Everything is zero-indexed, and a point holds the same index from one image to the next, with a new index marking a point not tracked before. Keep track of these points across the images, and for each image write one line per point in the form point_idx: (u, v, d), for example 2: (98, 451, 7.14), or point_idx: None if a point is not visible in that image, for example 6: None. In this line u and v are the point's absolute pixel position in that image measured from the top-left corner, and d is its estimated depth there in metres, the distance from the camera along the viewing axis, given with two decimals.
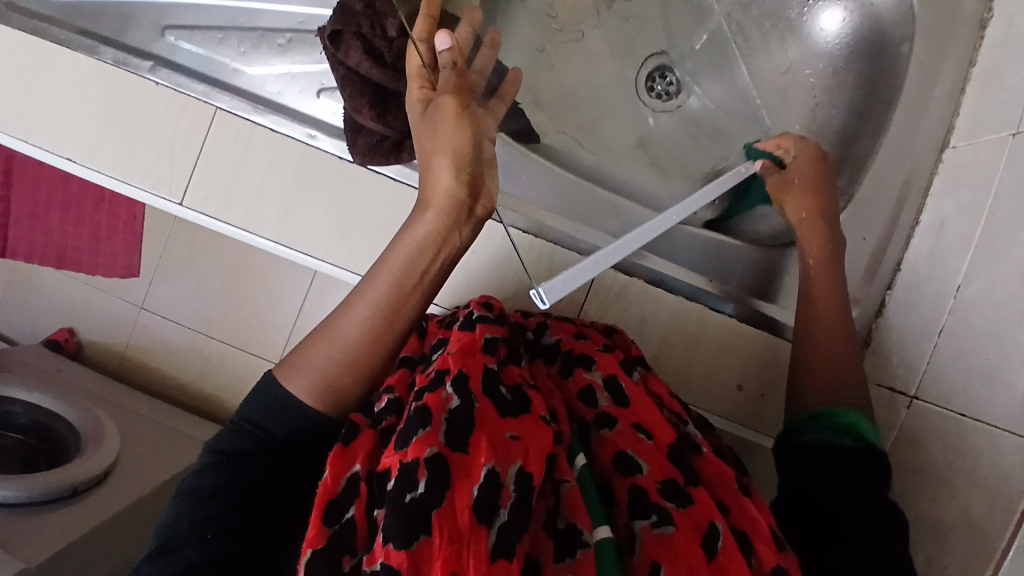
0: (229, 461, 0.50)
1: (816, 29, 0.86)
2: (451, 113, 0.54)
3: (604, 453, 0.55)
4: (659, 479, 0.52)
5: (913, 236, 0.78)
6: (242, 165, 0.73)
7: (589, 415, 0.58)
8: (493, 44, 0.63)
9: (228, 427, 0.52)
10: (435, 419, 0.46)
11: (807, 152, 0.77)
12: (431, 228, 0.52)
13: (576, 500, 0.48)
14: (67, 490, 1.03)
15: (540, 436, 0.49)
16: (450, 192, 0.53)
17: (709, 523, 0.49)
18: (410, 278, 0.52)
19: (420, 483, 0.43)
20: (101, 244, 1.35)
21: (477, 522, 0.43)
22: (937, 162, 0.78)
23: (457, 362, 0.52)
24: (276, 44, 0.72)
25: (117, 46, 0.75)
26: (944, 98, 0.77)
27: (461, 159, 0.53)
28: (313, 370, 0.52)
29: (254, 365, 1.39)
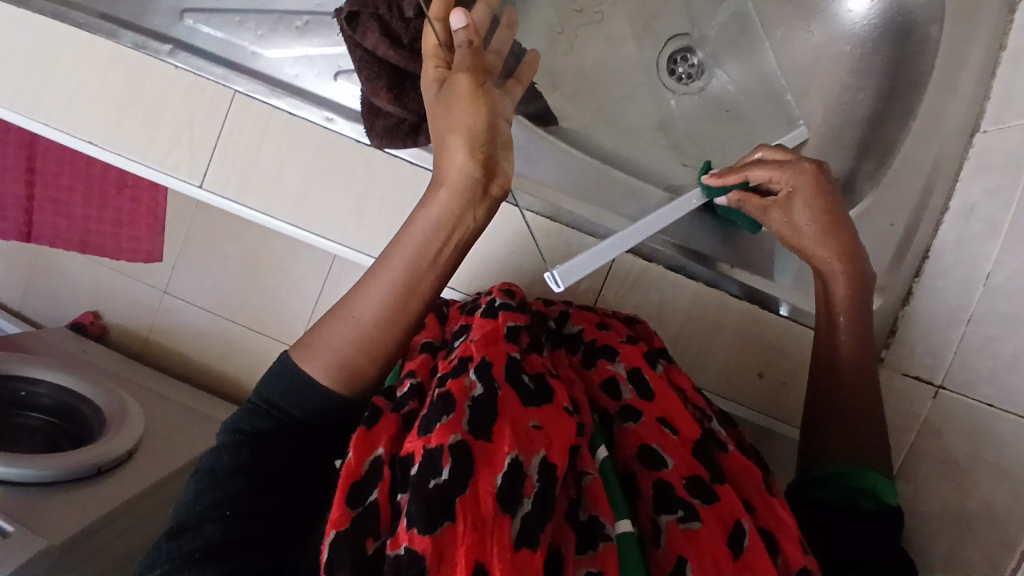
0: (249, 440, 0.50)
1: (843, 10, 0.84)
2: (465, 90, 0.52)
3: (627, 446, 0.55)
4: (685, 474, 0.52)
5: (942, 223, 0.76)
6: (260, 149, 0.73)
7: (612, 406, 0.58)
8: (509, 24, 0.63)
9: (246, 406, 0.53)
10: (458, 406, 0.47)
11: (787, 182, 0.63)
12: (445, 208, 0.51)
13: (599, 493, 0.48)
14: (92, 469, 1.06)
15: (562, 426, 0.49)
16: (464, 171, 0.51)
17: (736, 521, 0.49)
18: (424, 260, 0.52)
19: (444, 470, 0.44)
20: (122, 230, 1.37)
21: (500, 510, 0.43)
22: (966, 147, 0.75)
23: (480, 350, 0.52)
24: (294, 26, 0.72)
25: (135, 29, 0.75)
26: (975, 79, 0.75)
27: (475, 136, 0.51)
28: (328, 351, 0.52)
29: (274, 349, 1.40)
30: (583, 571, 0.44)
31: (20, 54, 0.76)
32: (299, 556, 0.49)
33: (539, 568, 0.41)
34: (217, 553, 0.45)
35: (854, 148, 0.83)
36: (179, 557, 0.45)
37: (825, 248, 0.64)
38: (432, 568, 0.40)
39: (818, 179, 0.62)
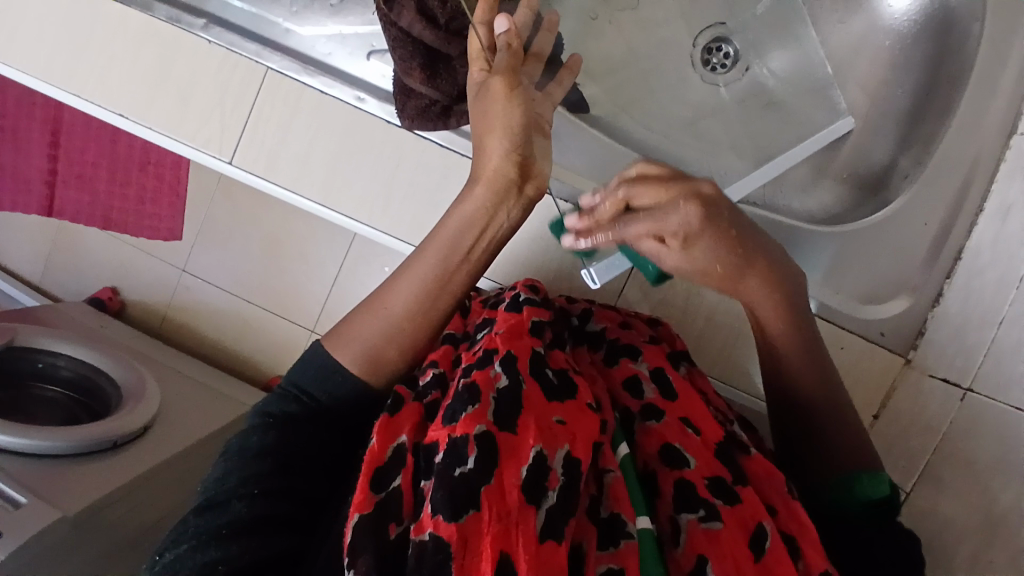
0: (277, 423, 0.50)
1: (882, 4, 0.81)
2: (503, 91, 0.50)
3: (648, 444, 0.54)
4: (707, 474, 0.51)
5: (977, 224, 0.75)
6: (288, 130, 0.72)
7: (633, 405, 0.57)
8: (551, 27, 0.61)
9: (276, 392, 0.53)
10: (483, 397, 0.47)
11: (691, 235, 0.46)
12: (479, 206, 0.50)
13: (620, 491, 0.48)
14: (108, 442, 1.07)
15: (586, 423, 0.49)
16: (500, 169, 0.50)
17: (756, 523, 0.48)
18: (455, 257, 0.51)
19: (469, 459, 0.43)
20: (145, 207, 1.42)
21: (525, 502, 0.42)
22: (1005, 147, 0.74)
23: (505, 343, 0.52)
24: (329, 4, 0.71)
25: (172, 3, 0.74)
26: (1014, 83, 0.74)
27: (513, 136, 0.50)
28: (357, 340, 0.52)
29: (292, 332, 1.41)
30: (603, 567, 0.44)
31: (52, 24, 0.76)
32: (321, 539, 0.49)
33: (563, 561, 0.41)
34: (243, 530, 0.45)
35: (891, 145, 0.81)
36: (206, 532, 0.45)
37: (751, 285, 0.52)
38: (458, 557, 0.40)
39: (706, 213, 0.45)
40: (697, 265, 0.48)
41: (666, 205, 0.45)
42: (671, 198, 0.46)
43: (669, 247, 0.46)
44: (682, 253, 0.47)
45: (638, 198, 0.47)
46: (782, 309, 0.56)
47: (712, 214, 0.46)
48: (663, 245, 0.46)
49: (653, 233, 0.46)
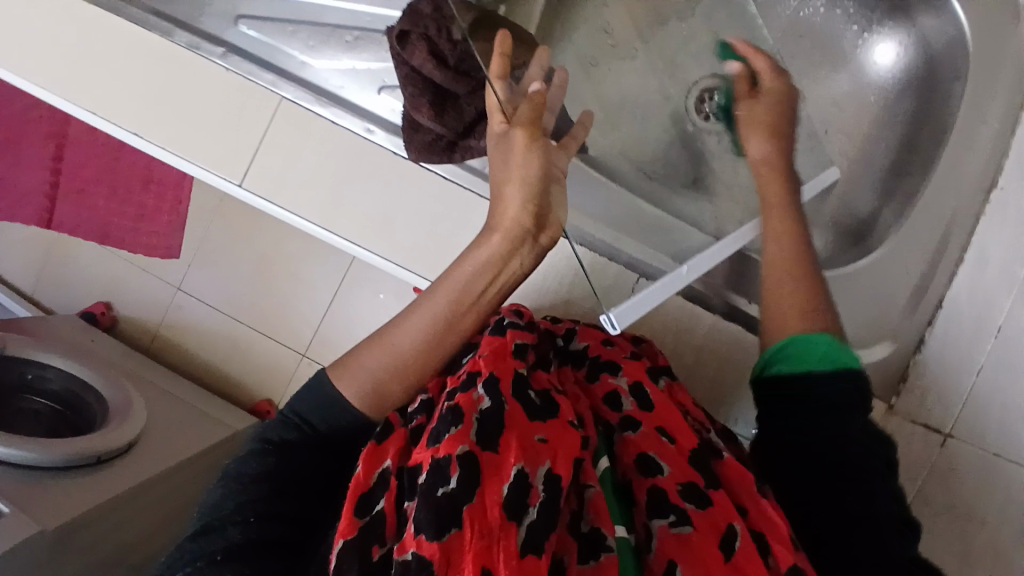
0: (275, 450, 0.52)
1: (869, 62, 0.85)
2: (522, 145, 0.55)
3: (626, 454, 0.55)
4: (681, 481, 0.52)
5: (957, 272, 0.77)
6: (297, 152, 0.73)
7: (613, 419, 0.59)
8: (560, 84, 0.60)
9: (276, 418, 0.56)
10: (466, 418, 0.48)
11: (774, 101, 0.78)
12: (493, 252, 0.55)
13: (600, 505, 0.49)
14: (90, 458, 1.07)
15: (568, 440, 0.50)
16: (516, 219, 0.55)
17: (729, 525, 0.49)
18: (467, 298, 0.55)
19: (452, 479, 0.45)
20: (141, 226, 1.45)
21: (507, 518, 0.44)
22: (983, 203, 0.77)
23: (489, 363, 0.53)
24: (345, 40, 0.77)
25: (191, 30, 0.76)
26: (992, 137, 0.77)
27: (530, 190, 0.55)
28: (365, 373, 0.55)
29: (283, 354, 1.42)
30: None
31: (59, 40, 0.77)
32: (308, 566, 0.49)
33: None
34: (236, 554, 0.46)
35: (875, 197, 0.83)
36: (200, 557, 0.46)
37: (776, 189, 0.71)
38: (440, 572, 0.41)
39: (790, 108, 0.79)
40: (756, 121, 0.75)
41: (777, 75, 0.81)
42: (778, 79, 0.80)
43: (763, 85, 0.78)
44: (758, 101, 0.77)
45: (762, 68, 0.80)
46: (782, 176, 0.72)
47: (784, 108, 0.78)
48: (761, 86, 0.78)
49: (760, 75, 0.79)
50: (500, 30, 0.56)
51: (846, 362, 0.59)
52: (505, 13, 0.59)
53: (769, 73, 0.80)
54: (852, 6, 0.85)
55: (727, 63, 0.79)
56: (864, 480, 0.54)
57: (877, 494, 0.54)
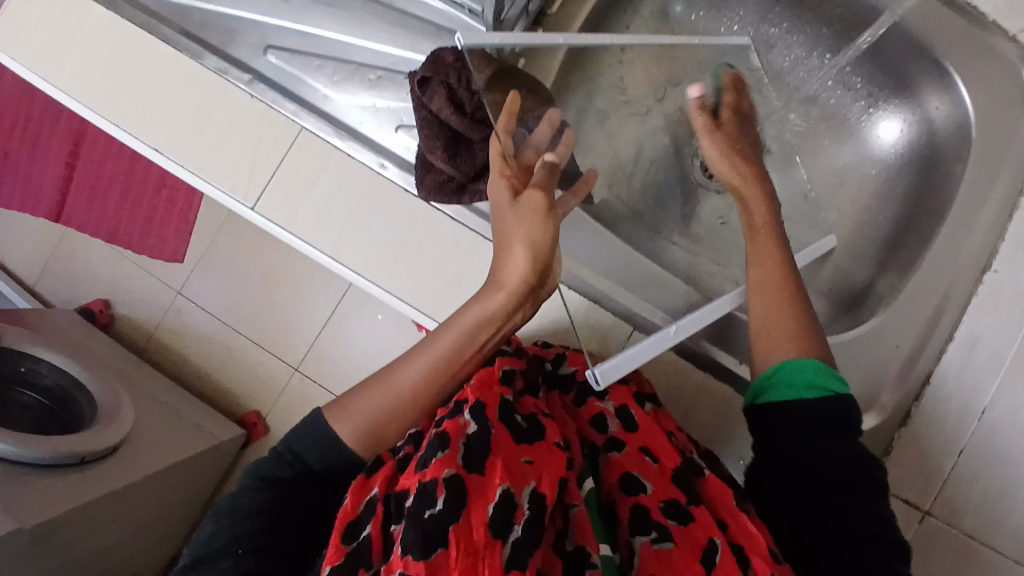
0: (270, 486, 0.54)
1: (873, 136, 0.87)
2: (539, 209, 0.57)
3: (611, 475, 0.61)
4: (661, 498, 0.57)
5: (946, 350, 0.76)
6: (314, 186, 0.75)
7: (599, 440, 0.64)
8: (566, 143, 0.65)
9: (271, 454, 0.57)
10: (452, 444, 0.51)
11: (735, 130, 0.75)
12: (500, 307, 0.57)
13: (585, 525, 0.53)
14: (74, 458, 1.07)
15: (552, 462, 0.54)
16: (525, 276, 0.56)
17: (708, 540, 0.53)
18: (468, 348, 0.58)
19: (438, 500, 0.47)
20: (152, 228, 1.50)
21: (492, 537, 0.46)
22: (976, 284, 0.77)
23: (476, 393, 0.56)
24: (367, 79, 0.74)
25: (221, 55, 0.77)
26: (989, 222, 0.77)
27: (541, 247, 0.56)
28: (363, 413, 0.56)
29: (275, 367, 1.43)
30: None
31: (89, 50, 0.80)
32: None
33: None
34: None
35: (870, 267, 0.84)
36: None
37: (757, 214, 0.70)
38: None
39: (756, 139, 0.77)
40: (720, 152, 0.73)
41: (748, 107, 0.78)
42: (746, 108, 0.77)
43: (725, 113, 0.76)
44: (721, 130, 0.75)
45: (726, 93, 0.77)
46: (760, 185, 0.72)
47: (751, 139, 0.76)
48: (722, 115, 0.75)
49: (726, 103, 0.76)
50: (515, 87, 0.61)
51: (835, 387, 0.59)
52: (523, 64, 0.63)
53: (737, 98, 0.77)
54: (861, 82, 0.87)
55: (689, 86, 0.75)
56: (856, 491, 0.58)
57: (868, 502, 0.57)
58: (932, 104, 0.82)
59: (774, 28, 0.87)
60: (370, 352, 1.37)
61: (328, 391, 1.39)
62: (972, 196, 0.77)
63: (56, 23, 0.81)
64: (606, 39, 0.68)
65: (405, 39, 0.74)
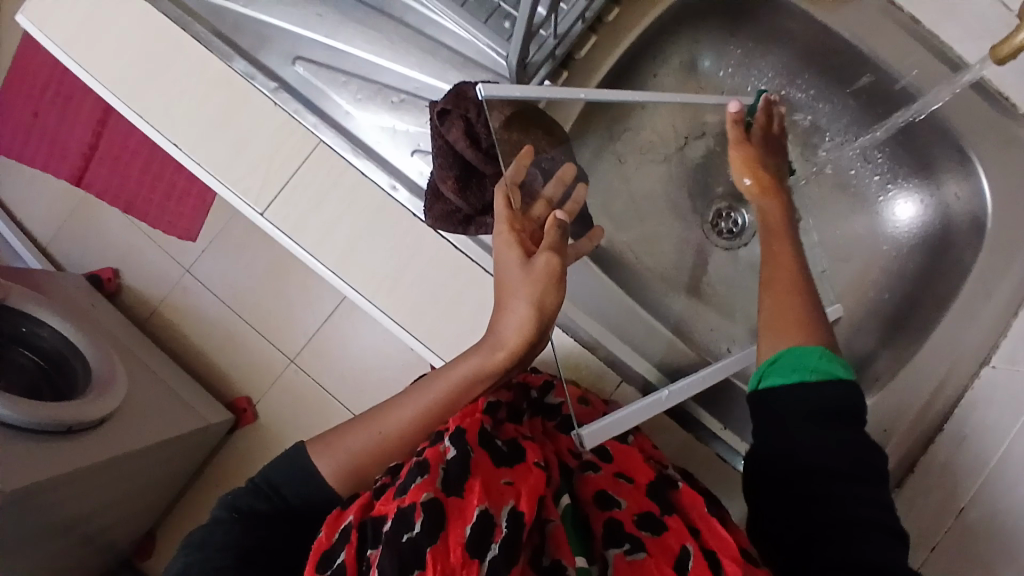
0: (241, 518, 0.58)
1: (890, 216, 0.87)
2: (547, 269, 0.59)
3: (587, 491, 0.63)
4: (636, 512, 0.59)
5: (933, 441, 0.74)
6: (324, 199, 0.76)
7: (573, 462, 0.67)
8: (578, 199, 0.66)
9: (247, 487, 0.61)
10: (431, 469, 0.51)
11: (761, 151, 0.75)
12: (489, 361, 0.60)
13: (561, 538, 0.53)
14: (62, 426, 1.07)
15: (531, 480, 0.55)
16: (520, 332, 0.59)
17: (681, 545, 0.55)
18: (458, 397, 0.61)
19: (415, 524, 0.47)
20: (170, 203, 1.52)
21: (469, 556, 0.46)
22: (974, 374, 0.75)
23: (456, 421, 0.57)
24: (390, 101, 0.75)
25: (249, 60, 0.78)
26: (995, 315, 0.76)
27: (540, 305, 0.59)
28: (342, 453, 0.61)
29: (271, 355, 1.44)
30: None
31: (124, 35, 0.81)
32: None
33: None
34: None
35: (872, 342, 0.83)
36: None
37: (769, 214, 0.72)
38: None
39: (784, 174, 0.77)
40: (739, 160, 0.74)
41: (779, 137, 0.78)
42: (775, 135, 0.78)
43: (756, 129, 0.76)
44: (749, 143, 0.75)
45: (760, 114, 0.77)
46: (778, 199, 0.73)
47: (775, 168, 0.75)
48: (752, 129, 0.76)
49: (762, 121, 0.77)
50: (527, 139, 0.61)
51: (841, 373, 0.55)
52: (544, 106, 0.63)
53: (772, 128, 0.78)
54: (882, 158, 0.87)
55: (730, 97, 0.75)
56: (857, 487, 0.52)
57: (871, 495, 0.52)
58: (951, 190, 0.81)
59: (802, 94, 0.88)
60: (368, 352, 1.38)
61: (321, 387, 1.40)
62: (983, 284, 0.76)
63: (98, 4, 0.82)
64: (635, 97, 0.67)
65: (433, 66, 0.75)
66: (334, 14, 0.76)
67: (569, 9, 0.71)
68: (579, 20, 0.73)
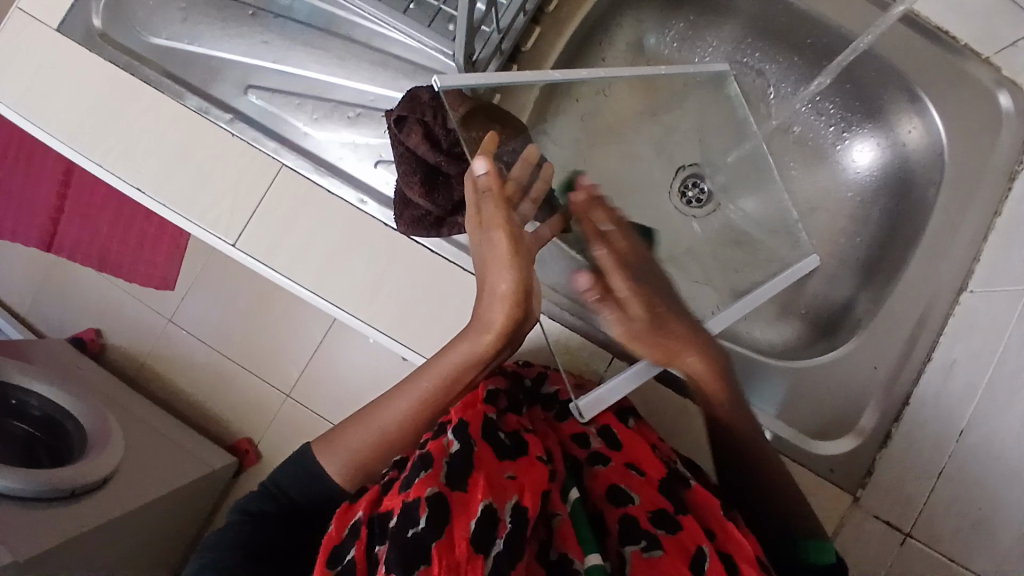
0: (253, 519, 0.59)
1: (847, 161, 0.89)
2: (510, 243, 0.60)
3: (598, 487, 0.63)
4: (650, 509, 0.59)
5: (924, 371, 0.76)
6: (294, 221, 0.76)
7: (580, 454, 0.66)
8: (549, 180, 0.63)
9: (256, 491, 0.62)
10: (436, 463, 0.53)
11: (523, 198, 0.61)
12: (483, 343, 0.63)
13: (567, 532, 0.55)
14: (65, 491, 1.06)
15: (535, 475, 0.55)
16: (507, 304, 0.62)
17: (696, 547, 0.56)
18: (455, 382, 0.64)
19: (421, 519, 0.49)
20: (144, 252, 1.49)
21: (473, 551, 0.48)
22: (952, 304, 0.77)
23: (459, 413, 0.58)
24: (346, 116, 0.76)
25: (202, 95, 0.79)
26: (966, 242, 0.78)
27: (522, 281, 0.62)
28: (346, 452, 0.62)
29: (266, 393, 1.43)
30: None
31: (75, 86, 0.81)
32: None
33: None
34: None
35: (849, 288, 0.85)
36: None
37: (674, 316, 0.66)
38: None
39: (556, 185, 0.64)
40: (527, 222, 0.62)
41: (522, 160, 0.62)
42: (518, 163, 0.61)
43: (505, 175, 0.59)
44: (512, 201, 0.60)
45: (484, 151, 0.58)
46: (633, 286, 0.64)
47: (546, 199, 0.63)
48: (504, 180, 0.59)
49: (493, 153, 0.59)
50: (491, 127, 0.61)
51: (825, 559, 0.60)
52: (498, 101, 0.62)
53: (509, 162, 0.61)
54: (834, 107, 0.89)
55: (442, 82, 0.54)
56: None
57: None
58: (906, 128, 0.83)
59: (749, 58, 0.90)
60: (361, 374, 1.38)
61: (318, 416, 1.39)
62: (949, 215, 0.78)
63: (45, 60, 0.81)
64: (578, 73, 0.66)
65: (385, 78, 0.76)
66: (282, 40, 0.77)
67: (507, 4, 0.72)
68: (520, 12, 0.73)
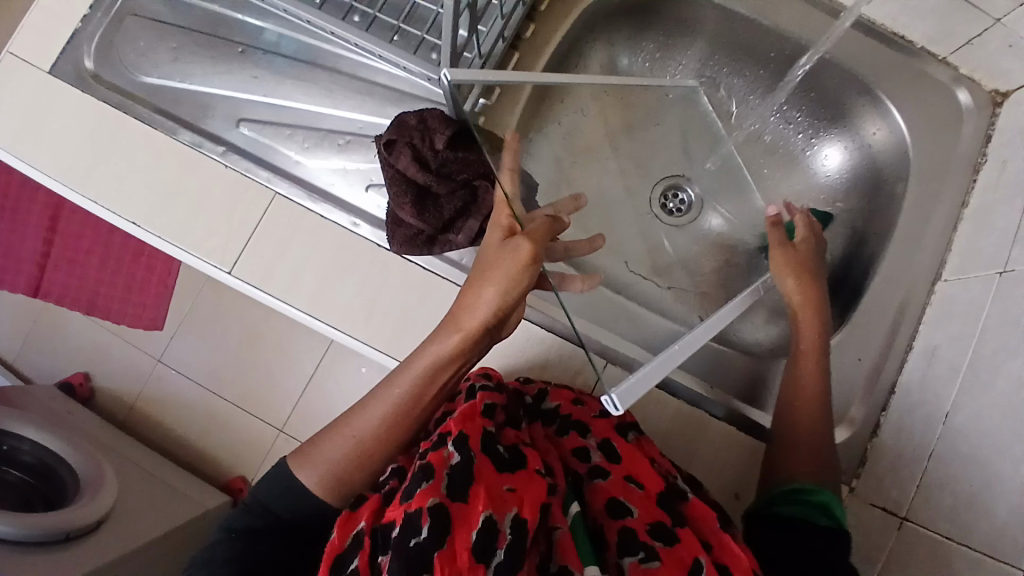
0: (239, 536, 0.61)
1: (819, 165, 0.91)
2: (522, 259, 0.59)
3: (598, 500, 0.65)
4: (648, 521, 0.61)
5: (907, 361, 0.80)
6: (286, 246, 0.78)
7: (581, 469, 0.68)
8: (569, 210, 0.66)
9: (241, 508, 0.64)
10: (437, 474, 0.54)
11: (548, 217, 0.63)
12: (455, 347, 0.62)
13: (567, 545, 0.56)
14: (61, 534, 1.06)
15: (534, 487, 0.57)
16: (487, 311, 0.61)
17: (694, 559, 0.57)
18: (427, 390, 0.64)
19: (423, 529, 0.50)
20: (132, 296, 1.48)
21: (474, 561, 0.49)
22: (928, 293, 0.81)
23: (458, 424, 0.60)
24: (337, 143, 0.78)
25: (195, 129, 0.81)
26: (936, 233, 0.81)
27: (505, 291, 0.61)
28: (323, 462, 0.63)
29: (260, 429, 1.43)
30: None
31: (65, 128, 0.83)
32: None
33: None
34: None
35: None
36: None
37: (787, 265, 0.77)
38: None
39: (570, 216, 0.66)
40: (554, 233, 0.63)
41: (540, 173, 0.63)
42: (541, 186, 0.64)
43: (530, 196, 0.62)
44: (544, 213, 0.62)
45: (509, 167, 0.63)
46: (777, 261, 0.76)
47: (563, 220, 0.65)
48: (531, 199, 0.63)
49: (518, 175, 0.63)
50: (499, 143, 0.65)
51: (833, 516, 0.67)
52: (480, 120, 0.64)
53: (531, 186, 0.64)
54: (801, 116, 0.91)
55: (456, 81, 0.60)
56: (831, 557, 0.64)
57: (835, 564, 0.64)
58: (871, 129, 0.87)
59: (716, 73, 0.94)
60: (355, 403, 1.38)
61: None
62: (917, 210, 0.82)
63: (35, 106, 0.83)
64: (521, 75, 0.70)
65: (372, 105, 0.78)
66: (270, 74, 0.80)
67: (487, 32, 0.77)
68: (498, 39, 0.78)
